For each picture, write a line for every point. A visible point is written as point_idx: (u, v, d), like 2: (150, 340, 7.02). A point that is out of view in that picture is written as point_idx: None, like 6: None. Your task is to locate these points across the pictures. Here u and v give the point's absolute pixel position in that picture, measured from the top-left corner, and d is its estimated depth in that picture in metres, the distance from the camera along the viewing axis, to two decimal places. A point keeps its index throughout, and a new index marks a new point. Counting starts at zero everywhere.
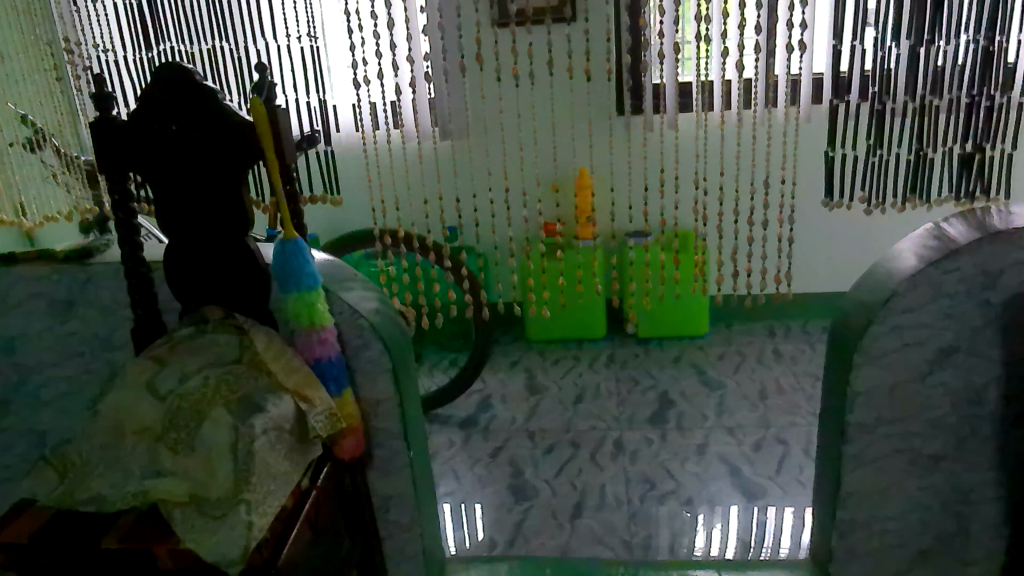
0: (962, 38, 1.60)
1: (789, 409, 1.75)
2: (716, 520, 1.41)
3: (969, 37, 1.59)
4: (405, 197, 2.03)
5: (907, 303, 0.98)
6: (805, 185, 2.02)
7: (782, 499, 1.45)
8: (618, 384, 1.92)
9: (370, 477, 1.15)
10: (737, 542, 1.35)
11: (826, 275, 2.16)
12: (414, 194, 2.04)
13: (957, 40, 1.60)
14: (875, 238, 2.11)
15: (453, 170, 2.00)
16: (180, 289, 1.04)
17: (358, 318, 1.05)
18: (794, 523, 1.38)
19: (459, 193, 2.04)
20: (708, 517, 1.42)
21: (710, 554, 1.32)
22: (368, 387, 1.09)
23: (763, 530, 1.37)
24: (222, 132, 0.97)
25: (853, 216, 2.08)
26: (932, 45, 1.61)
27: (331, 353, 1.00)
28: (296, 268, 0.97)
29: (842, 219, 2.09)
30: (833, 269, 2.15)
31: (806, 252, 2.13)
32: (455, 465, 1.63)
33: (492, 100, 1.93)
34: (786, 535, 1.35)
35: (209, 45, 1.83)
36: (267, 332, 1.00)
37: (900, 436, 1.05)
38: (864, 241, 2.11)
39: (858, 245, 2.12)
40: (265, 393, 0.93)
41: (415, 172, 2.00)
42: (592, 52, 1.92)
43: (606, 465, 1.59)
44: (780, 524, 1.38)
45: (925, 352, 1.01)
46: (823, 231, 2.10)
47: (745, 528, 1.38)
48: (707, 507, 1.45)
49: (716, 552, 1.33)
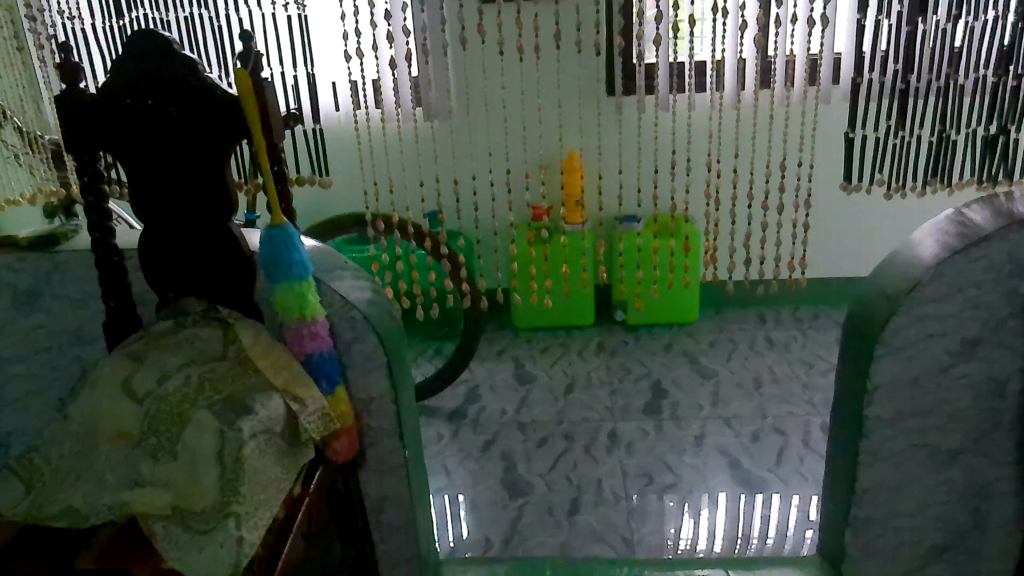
0: (989, 14, 1.39)
1: (785, 398, 1.71)
2: (703, 508, 1.39)
3: (994, 15, 1.38)
4: (394, 179, 1.96)
5: (933, 293, 0.94)
6: (798, 169, 1.97)
7: (783, 489, 1.42)
8: (610, 373, 1.88)
9: (362, 478, 1.08)
10: (726, 535, 1.32)
11: (817, 260, 2.13)
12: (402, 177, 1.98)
13: (985, 17, 1.40)
14: (869, 222, 2.08)
15: (441, 151, 1.94)
16: (156, 279, 0.96)
17: (351, 311, 0.99)
18: (782, 513, 1.36)
19: (446, 177, 1.98)
20: (694, 505, 1.40)
21: (699, 548, 1.29)
22: (361, 382, 1.02)
23: (767, 525, 1.33)
24: (205, 108, 0.88)
25: (846, 199, 2.04)
26: (959, 20, 1.42)
27: (323, 348, 0.93)
28: (284, 256, 0.90)
29: (833, 201, 2.05)
30: (825, 253, 2.12)
31: (822, 238, 2.10)
32: (445, 460, 1.57)
33: (480, 79, 1.88)
34: (774, 524, 1.33)
35: (186, 13, 1.69)
36: (254, 326, 0.92)
37: (919, 431, 1.01)
38: (857, 224, 2.08)
39: (851, 229, 2.09)
40: (253, 394, 0.86)
41: (402, 153, 1.93)
42: (580, 30, 1.86)
43: (602, 458, 1.54)
44: (768, 513, 1.36)
45: (948, 343, 0.96)
46: (814, 214, 2.06)
47: (733, 519, 1.35)
48: (694, 495, 1.43)
49: (704, 546, 1.30)
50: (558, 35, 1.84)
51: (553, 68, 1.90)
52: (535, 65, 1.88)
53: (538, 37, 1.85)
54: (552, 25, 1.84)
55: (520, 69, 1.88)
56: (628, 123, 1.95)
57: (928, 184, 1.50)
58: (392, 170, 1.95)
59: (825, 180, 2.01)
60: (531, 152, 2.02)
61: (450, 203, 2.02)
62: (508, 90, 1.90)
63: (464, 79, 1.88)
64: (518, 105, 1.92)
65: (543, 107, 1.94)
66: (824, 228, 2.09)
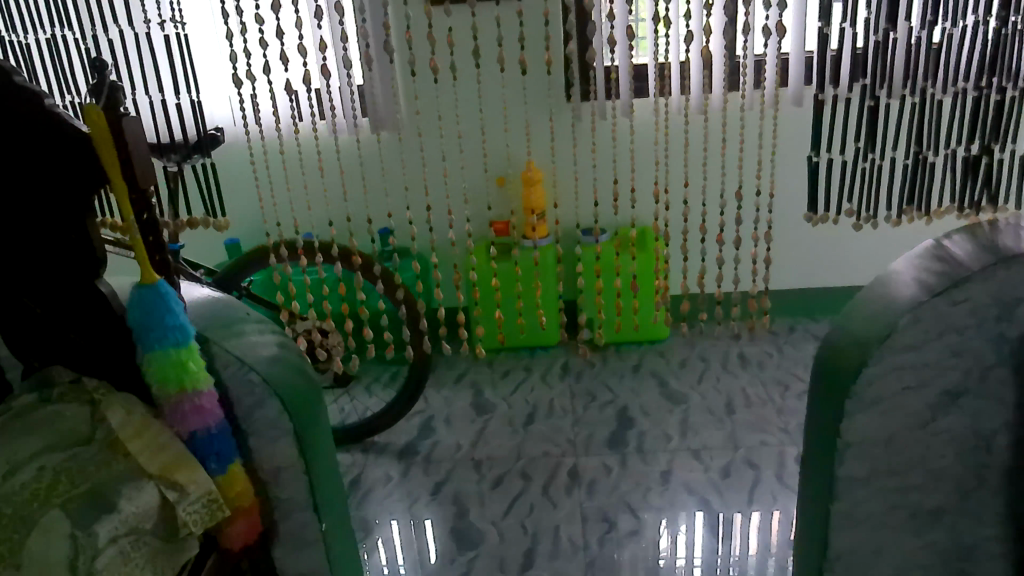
0: (969, 19, 1.28)
1: (758, 425, 1.60)
2: (681, 524, 1.35)
3: (975, 18, 1.28)
4: (335, 195, 1.83)
5: (909, 340, 0.82)
6: (767, 177, 1.85)
7: (766, 504, 1.38)
8: (573, 399, 1.76)
9: (275, 554, 0.95)
10: (705, 552, 1.28)
11: (793, 270, 2.01)
12: (343, 193, 1.84)
13: (965, 22, 1.29)
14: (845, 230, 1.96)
15: (387, 163, 1.81)
16: (19, 344, 0.83)
17: (247, 375, 0.86)
18: (761, 530, 1.32)
19: (395, 192, 1.85)
20: (672, 521, 1.36)
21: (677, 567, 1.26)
22: (266, 450, 0.89)
23: (746, 549, 1.29)
24: (55, 151, 0.74)
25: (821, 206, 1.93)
26: (935, 26, 1.31)
27: (210, 422, 0.80)
28: (157, 320, 0.77)
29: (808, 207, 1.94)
30: (801, 263, 2.00)
31: (792, 249, 1.98)
32: (391, 507, 1.45)
33: (427, 87, 1.75)
34: (754, 542, 1.30)
35: (46, 34, 1.49)
36: (127, 401, 0.80)
37: (898, 491, 0.89)
38: (834, 232, 1.96)
39: (827, 237, 1.97)
40: (119, 485, 0.74)
41: (343, 167, 1.81)
42: (531, 33, 1.74)
43: (560, 501, 1.42)
44: (747, 530, 1.32)
45: (928, 395, 0.84)
46: (788, 223, 1.94)
47: (711, 537, 1.32)
48: (672, 509, 1.38)
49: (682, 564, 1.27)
50: (508, 39, 1.72)
51: (503, 74, 1.77)
52: (484, 70, 1.76)
53: (486, 41, 1.73)
54: (500, 28, 1.71)
55: (469, 76, 1.76)
56: (587, 131, 1.83)
57: (902, 212, 1.44)
58: (332, 185, 1.82)
59: (797, 187, 1.89)
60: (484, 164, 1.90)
61: (399, 220, 1.89)
62: (457, 98, 1.78)
63: (409, 88, 1.76)
64: (468, 114, 1.80)
65: (495, 115, 1.82)
66: (799, 236, 1.97)
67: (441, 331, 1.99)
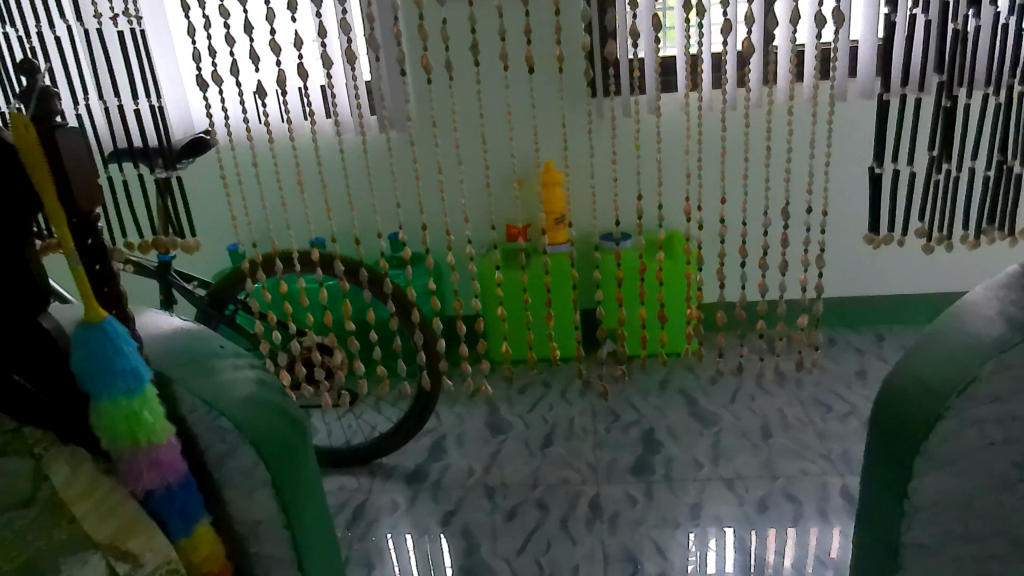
0: None
1: (797, 452, 1.47)
2: (710, 539, 1.27)
3: None
4: (343, 199, 1.74)
5: (994, 389, 0.68)
6: (806, 178, 1.71)
7: (799, 518, 1.30)
8: (595, 419, 1.63)
9: None
10: (735, 566, 1.21)
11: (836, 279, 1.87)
12: (351, 196, 1.75)
13: None
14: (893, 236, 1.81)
15: (396, 164, 1.71)
16: None
17: (216, 421, 0.75)
18: (795, 544, 1.25)
19: (405, 194, 1.75)
20: (700, 536, 1.28)
21: None
22: (241, 503, 0.78)
23: (778, 559, 1.22)
24: None
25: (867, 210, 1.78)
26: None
27: (171, 478, 0.70)
28: (106, 363, 0.66)
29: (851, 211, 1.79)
30: (844, 272, 1.85)
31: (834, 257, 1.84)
32: (397, 539, 1.34)
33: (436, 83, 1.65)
34: (789, 555, 1.23)
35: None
36: (72, 457, 0.69)
37: (975, 561, 0.75)
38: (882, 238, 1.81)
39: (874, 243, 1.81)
40: (60, 558, 0.65)
41: (350, 169, 1.71)
42: (547, 24, 1.62)
43: (580, 536, 1.30)
44: (779, 544, 1.25)
45: (1015, 453, 0.71)
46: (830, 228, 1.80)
47: (742, 550, 1.24)
48: (701, 525, 1.30)
49: None
50: (521, 32, 1.61)
51: (518, 68, 1.66)
52: (497, 65, 1.65)
53: (498, 34, 1.61)
54: (513, 19, 1.59)
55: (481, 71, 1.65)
56: (608, 129, 1.71)
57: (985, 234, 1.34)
58: (337, 189, 1.72)
59: (840, 190, 1.74)
60: (500, 165, 1.79)
61: (410, 225, 1.78)
62: (469, 94, 1.67)
63: (418, 84, 1.66)
64: (482, 111, 1.69)
65: (510, 112, 1.70)
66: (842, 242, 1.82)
67: (457, 343, 1.88)
